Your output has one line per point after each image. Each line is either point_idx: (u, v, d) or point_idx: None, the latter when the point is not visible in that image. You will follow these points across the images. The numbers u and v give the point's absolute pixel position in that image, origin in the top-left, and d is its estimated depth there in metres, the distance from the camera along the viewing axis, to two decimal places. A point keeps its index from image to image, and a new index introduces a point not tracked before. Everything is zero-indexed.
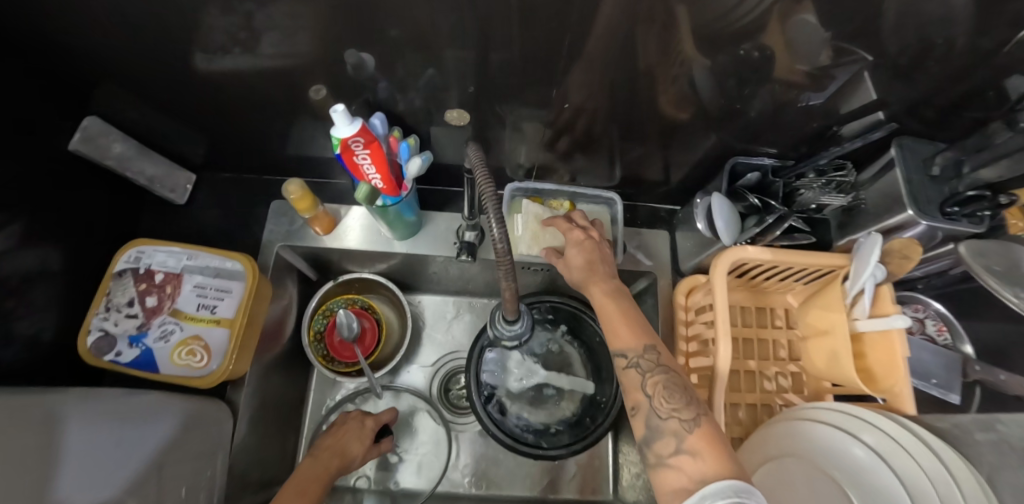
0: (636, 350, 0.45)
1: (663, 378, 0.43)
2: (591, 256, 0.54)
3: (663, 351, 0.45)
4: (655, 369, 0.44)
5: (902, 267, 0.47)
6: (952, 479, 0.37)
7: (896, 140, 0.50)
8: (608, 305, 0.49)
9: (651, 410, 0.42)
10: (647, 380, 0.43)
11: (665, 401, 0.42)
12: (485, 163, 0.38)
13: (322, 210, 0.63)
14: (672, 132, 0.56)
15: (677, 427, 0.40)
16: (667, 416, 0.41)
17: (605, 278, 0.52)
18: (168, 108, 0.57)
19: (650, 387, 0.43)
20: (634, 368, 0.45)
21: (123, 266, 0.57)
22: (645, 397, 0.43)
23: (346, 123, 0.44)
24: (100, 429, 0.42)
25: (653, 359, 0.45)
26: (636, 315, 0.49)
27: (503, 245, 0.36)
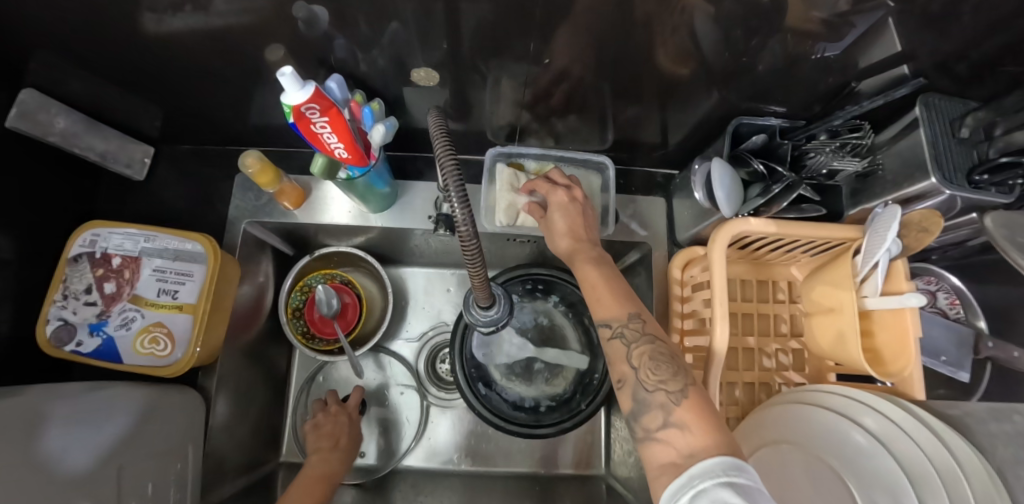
0: (621, 318, 0.41)
1: (651, 348, 0.39)
2: (573, 220, 0.50)
3: (648, 320, 0.42)
4: (641, 339, 0.40)
5: (920, 242, 0.42)
6: (960, 471, 0.34)
7: (921, 98, 0.44)
8: (588, 274, 0.46)
9: (637, 381, 0.38)
10: (633, 351, 0.40)
11: (652, 373, 0.38)
12: (445, 130, 0.34)
13: (287, 183, 0.59)
14: (670, 90, 0.50)
15: (665, 399, 0.36)
16: (654, 388, 0.37)
17: (588, 248, 0.48)
18: (108, 76, 0.51)
19: (637, 358, 0.39)
20: (618, 339, 0.41)
21: (78, 250, 0.53)
22: (631, 368, 0.39)
23: (297, 88, 0.38)
24: (60, 435, 0.39)
25: (637, 328, 0.41)
26: (619, 283, 0.45)
27: (467, 226, 0.31)
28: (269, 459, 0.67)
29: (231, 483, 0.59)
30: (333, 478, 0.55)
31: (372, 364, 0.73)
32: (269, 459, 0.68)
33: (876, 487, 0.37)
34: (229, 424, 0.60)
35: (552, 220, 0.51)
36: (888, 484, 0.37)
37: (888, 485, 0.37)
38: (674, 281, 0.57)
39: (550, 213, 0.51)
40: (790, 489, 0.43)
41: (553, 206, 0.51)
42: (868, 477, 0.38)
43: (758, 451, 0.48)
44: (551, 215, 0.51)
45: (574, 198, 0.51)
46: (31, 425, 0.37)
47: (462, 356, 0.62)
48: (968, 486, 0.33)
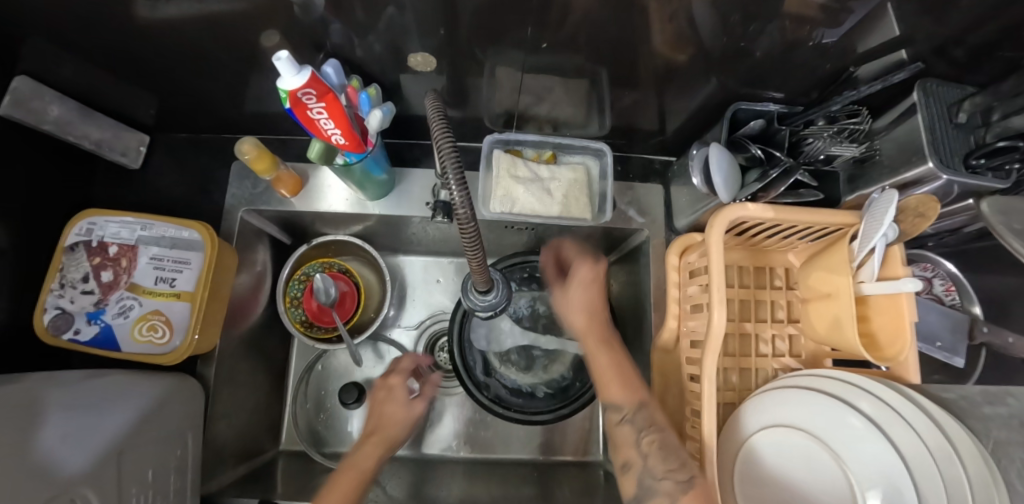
0: (630, 409, 0.46)
1: (658, 438, 0.43)
2: (592, 311, 0.53)
3: (655, 408, 0.46)
4: (648, 429, 0.44)
5: (917, 227, 0.42)
6: (955, 454, 0.36)
7: (919, 84, 0.44)
8: (600, 359, 0.50)
9: (645, 469, 0.42)
10: (642, 438, 0.44)
11: (659, 461, 0.42)
12: (443, 115, 0.33)
13: (285, 170, 0.59)
14: (668, 76, 0.49)
15: (671, 487, 0.40)
16: (661, 476, 0.41)
17: (603, 328, 0.52)
18: (102, 63, 0.50)
19: (645, 446, 0.43)
20: (628, 425, 0.45)
21: (74, 238, 0.53)
22: (638, 455, 0.43)
23: (293, 73, 0.38)
24: (58, 424, 0.38)
25: (646, 418, 0.45)
26: (628, 367, 0.49)
27: (465, 209, 0.31)
28: (267, 447, 0.67)
29: (230, 470, 0.59)
30: (369, 478, 0.49)
31: (371, 353, 0.74)
32: (268, 447, 0.68)
33: (876, 472, 0.38)
34: (228, 413, 0.60)
35: (570, 293, 0.54)
36: (884, 469, 0.38)
37: (884, 471, 0.38)
38: (671, 268, 0.56)
39: (571, 287, 0.54)
40: (788, 472, 0.44)
41: (575, 281, 0.54)
42: (864, 461, 0.39)
43: (750, 440, 0.47)
44: (570, 291, 0.54)
45: (596, 277, 0.55)
46: (28, 416, 0.37)
47: (464, 345, 0.63)
48: (961, 467, 0.35)
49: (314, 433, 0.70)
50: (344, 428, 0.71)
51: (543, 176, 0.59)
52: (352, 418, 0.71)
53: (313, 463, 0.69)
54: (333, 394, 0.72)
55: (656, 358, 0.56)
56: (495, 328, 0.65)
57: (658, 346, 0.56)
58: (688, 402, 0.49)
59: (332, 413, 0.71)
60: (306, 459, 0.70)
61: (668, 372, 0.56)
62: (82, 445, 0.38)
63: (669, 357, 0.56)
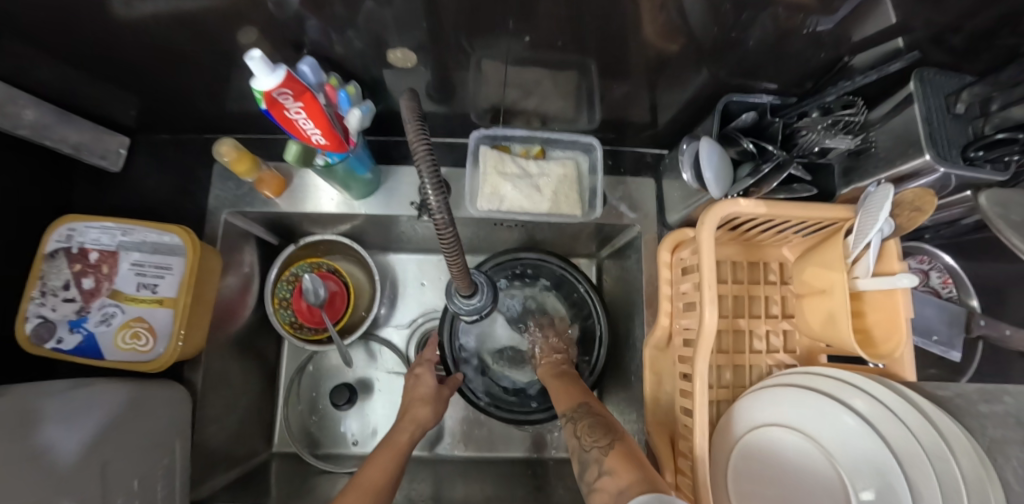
0: (572, 405, 0.46)
1: (591, 421, 0.43)
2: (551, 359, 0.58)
3: (597, 404, 0.46)
4: (585, 415, 0.44)
5: (913, 221, 0.41)
6: (948, 451, 0.35)
7: (916, 73, 0.43)
8: (556, 384, 0.52)
9: (580, 448, 0.40)
10: (577, 425, 0.43)
11: (589, 437, 0.41)
12: (418, 115, 0.32)
13: (267, 171, 0.58)
14: (659, 67, 0.48)
15: (598, 454, 0.38)
16: (591, 447, 0.39)
17: (555, 366, 0.57)
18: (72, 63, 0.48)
19: (580, 430, 0.42)
20: (570, 421, 0.45)
21: (54, 245, 0.51)
22: (575, 441, 0.42)
23: (267, 73, 0.36)
24: (54, 433, 0.39)
25: (586, 409, 0.45)
26: (579, 386, 0.51)
27: (443, 216, 0.31)
28: (260, 449, 0.67)
29: (222, 474, 0.58)
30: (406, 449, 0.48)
31: (363, 352, 0.74)
32: (261, 449, 0.68)
33: (869, 469, 0.38)
34: (218, 417, 0.59)
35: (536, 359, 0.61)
36: (877, 465, 0.37)
37: (876, 466, 0.37)
38: (663, 264, 0.54)
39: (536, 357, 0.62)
40: (781, 471, 0.43)
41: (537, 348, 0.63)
42: (858, 458, 0.39)
43: (744, 439, 0.46)
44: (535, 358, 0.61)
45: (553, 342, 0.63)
46: (24, 423, 0.37)
47: (454, 347, 0.63)
48: (955, 465, 0.34)
49: (308, 434, 0.70)
50: (337, 428, 0.70)
51: (532, 172, 0.58)
52: (345, 419, 0.71)
53: (307, 465, 0.69)
54: (324, 395, 0.71)
55: (650, 355, 0.55)
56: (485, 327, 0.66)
57: (651, 343, 0.55)
58: (679, 400, 0.49)
59: (324, 415, 0.71)
60: (299, 461, 0.70)
61: (660, 369, 0.55)
62: (58, 457, 0.37)
63: (662, 354, 0.55)
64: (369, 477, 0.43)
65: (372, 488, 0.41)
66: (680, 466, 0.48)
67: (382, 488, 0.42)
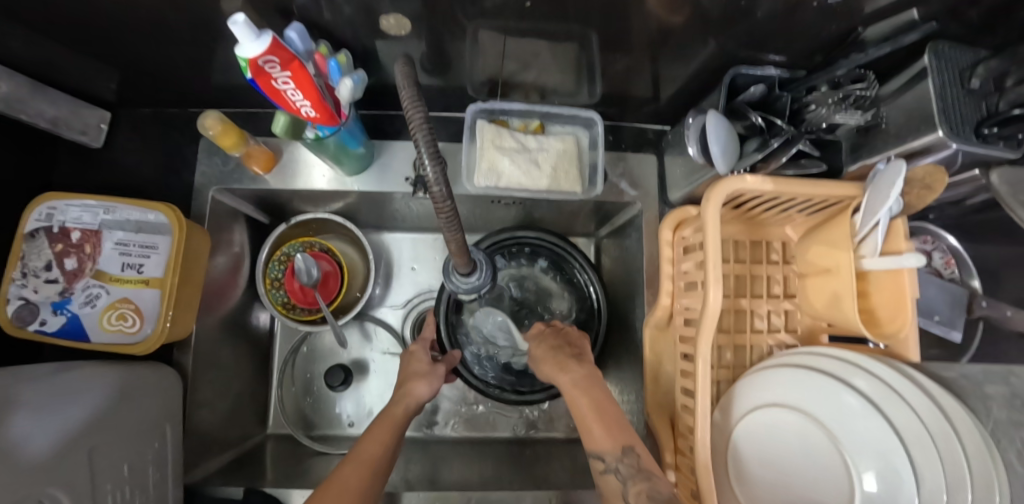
0: (613, 452, 0.36)
1: (648, 486, 0.33)
2: (562, 356, 0.48)
3: (645, 450, 0.36)
4: (637, 476, 0.34)
5: (922, 199, 0.40)
6: (953, 433, 0.35)
7: (930, 46, 0.41)
8: (579, 402, 0.42)
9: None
10: (630, 490, 0.34)
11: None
12: (413, 81, 0.30)
13: (255, 145, 0.55)
14: (662, 39, 0.46)
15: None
16: None
17: (570, 364, 0.46)
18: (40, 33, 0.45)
19: (634, 497, 0.34)
20: (613, 474, 0.36)
21: (34, 225, 0.49)
22: None
23: (252, 39, 0.34)
24: (27, 418, 0.36)
25: (634, 463, 0.35)
26: (612, 408, 0.40)
27: (441, 188, 0.29)
28: (254, 432, 0.67)
29: (216, 457, 0.58)
30: (403, 424, 0.48)
31: (358, 333, 0.72)
32: (255, 432, 0.67)
33: (871, 448, 0.37)
34: (209, 401, 0.58)
35: (535, 350, 0.52)
36: (881, 449, 0.37)
37: (880, 449, 0.37)
38: (664, 242, 0.53)
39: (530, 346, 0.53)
40: (783, 452, 0.42)
41: (532, 336, 0.55)
42: (861, 440, 0.38)
43: (745, 419, 0.45)
44: (533, 348, 0.52)
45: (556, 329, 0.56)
46: None
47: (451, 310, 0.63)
48: (960, 446, 0.35)
49: (302, 416, 0.69)
50: (332, 411, 0.70)
51: (531, 147, 0.56)
52: (339, 401, 0.70)
53: (302, 446, 0.68)
54: (319, 377, 0.71)
55: (650, 334, 0.55)
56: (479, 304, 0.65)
57: (651, 323, 0.54)
58: (680, 381, 0.48)
59: (319, 397, 0.70)
60: (295, 442, 0.70)
61: (660, 350, 0.54)
62: (43, 441, 0.36)
63: (662, 334, 0.54)
64: (367, 450, 0.42)
65: (370, 461, 0.41)
66: (679, 446, 0.48)
67: (382, 461, 0.42)
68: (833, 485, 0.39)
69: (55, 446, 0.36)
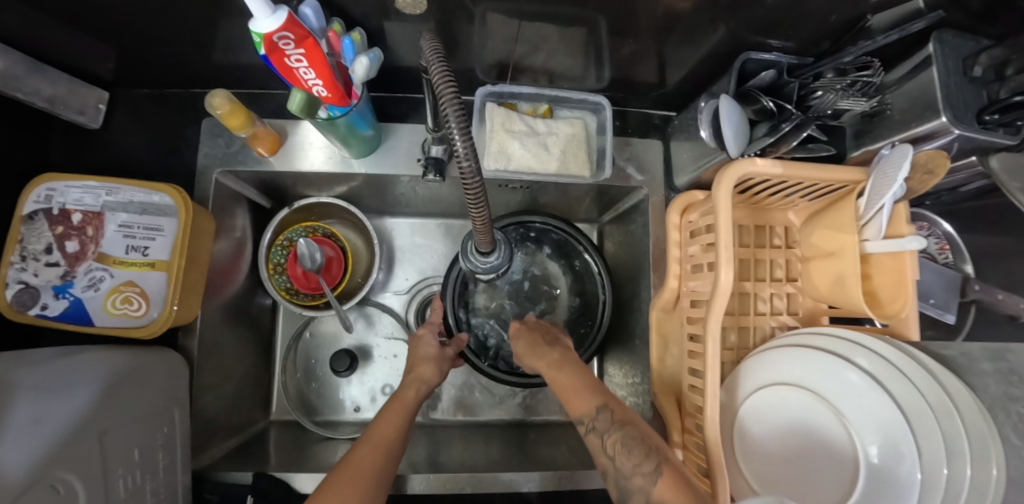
0: (590, 412, 0.40)
1: (622, 433, 0.38)
2: (535, 339, 0.52)
3: (619, 405, 0.41)
4: (612, 427, 0.39)
5: (925, 184, 0.42)
6: (952, 407, 0.36)
7: (935, 35, 0.42)
8: (557, 379, 0.46)
9: (616, 471, 0.36)
10: (606, 442, 0.38)
11: (626, 458, 0.36)
12: (441, 59, 0.30)
13: (261, 127, 0.55)
14: (673, 23, 0.46)
15: (642, 482, 0.34)
16: (631, 474, 0.35)
17: (544, 344, 0.51)
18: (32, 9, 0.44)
19: (612, 447, 0.38)
20: (593, 433, 0.40)
21: (33, 206, 0.48)
22: (608, 460, 0.38)
23: (267, 15, 0.34)
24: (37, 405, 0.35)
25: (608, 418, 0.39)
26: (587, 378, 0.45)
27: (470, 162, 0.29)
28: (258, 418, 0.66)
29: (221, 442, 0.58)
30: (414, 406, 0.47)
31: (360, 318, 0.72)
32: (258, 417, 0.67)
33: (874, 422, 0.39)
34: (214, 386, 0.58)
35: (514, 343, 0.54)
36: (883, 424, 0.39)
37: (882, 423, 0.39)
38: (672, 227, 0.54)
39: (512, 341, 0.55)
40: (788, 429, 0.43)
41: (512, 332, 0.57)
42: (864, 414, 0.40)
43: (749, 400, 0.46)
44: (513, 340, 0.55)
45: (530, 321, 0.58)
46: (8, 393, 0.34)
47: (456, 292, 0.62)
48: (960, 421, 0.36)
49: (305, 402, 0.69)
50: (336, 396, 0.70)
51: (540, 130, 0.56)
52: (342, 387, 0.70)
53: (306, 431, 0.68)
54: (322, 363, 0.70)
55: (656, 317, 0.55)
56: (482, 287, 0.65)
57: (657, 306, 0.55)
58: (687, 362, 0.49)
59: (323, 381, 0.70)
60: (299, 427, 0.70)
61: (667, 332, 0.55)
62: (53, 425, 0.35)
63: (669, 316, 0.55)
64: (379, 431, 0.42)
65: (382, 442, 0.41)
66: (686, 425, 0.49)
67: (396, 442, 0.42)
68: (836, 456, 0.41)
69: (66, 431, 0.35)
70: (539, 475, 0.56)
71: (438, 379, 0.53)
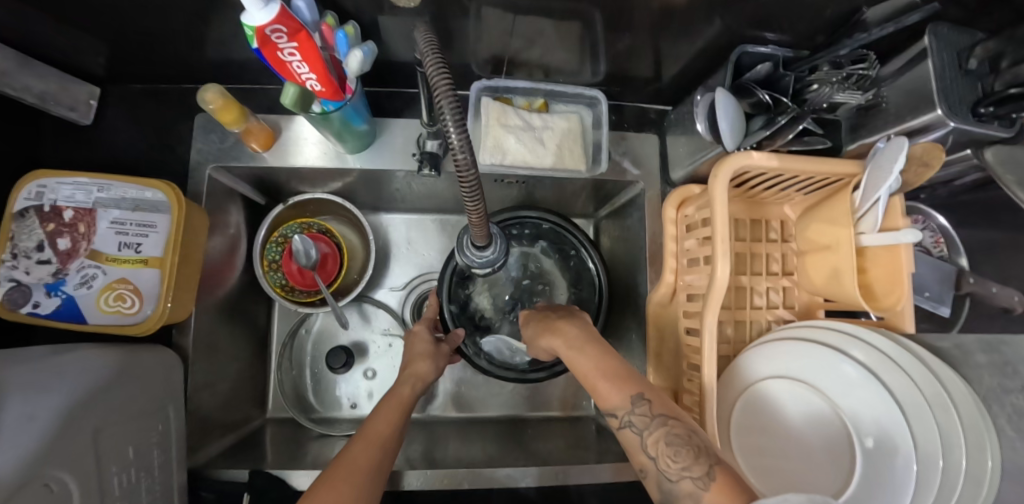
0: (624, 406, 0.37)
1: (664, 432, 0.35)
2: (547, 324, 0.50)
3: (656, 395, 0.38)
4: (652, 424, 0.36)
5: (921, 176, 0.42)
6: (947, 398, 0.37)
7: (931, 27, 0.42)
8: (580, 363, 0.43)
9: (659, 472, 0.34)
10: (647, 440, 0.35)
11: (671, 459, 0.33)
12: (434, 51, 0.30)
13: (255, 122, 0.54)
14: (669, 17, 0.46)
15: (693, 488, 0.31)
16: (678, 476, 0.32)
17: (564, 327, 0.47)
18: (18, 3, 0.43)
19: (653, 446, 0.35)
20: (629, 427, 0.37)
21: (23, 203, 0.47)
22: (649, 460, 0.35)
23: (259, 7, 0.33)
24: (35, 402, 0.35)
25: (647, 412, 0.36)
26: (613, 362, 0.41)
27: (465, 155, 0.29)
28: (254, 415, 0.66)
29: (217, 440, 0.57)
30: (410, 403, 0.47)
31: (357, 315, 0.72)
32: (255, 415, 0.67)
33: (870, 413, 0.40)
34: (209, 384, 0.58)
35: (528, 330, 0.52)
36: (880, 417, 0.39)
37: (879, 417, 0.39)
38: (668, 221, 0.54)
39: (527, 327, 0.53)
40: (784, 421, 0.44)
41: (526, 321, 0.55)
42: (860, 406, 0.40)
43: (746, 393, 0.45)
44: (528, 326, 0.53)
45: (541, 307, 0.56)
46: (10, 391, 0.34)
47: (452, 285, 0.62)
48: (956, 414, 0.36)
49: (300, 399, 0.68)
50: (332, 393, 0.69)
51: (536, 125, 0.56)
52: (339, 383, 0.70)
53: (303, 428, 0.68)
54: (319, 359, 0.70)
55: (653, 311, 0.56)
56: (478, 282, 0.65)
57: (654, 300, 0.55)
58: (684, 356, 0.49)
59: (319, 378, 0.69)
60: (295, 425, 0.69)
61: (664, 326, 0.55)
62: (48, 421, 0.34)
63: (665, 310, 0.55)
64: (375, 428, 0.42)
65: (377, 440, 0.41)
66: None
67: (390, 438, 0.41)
68: (832, 448, 0.41)
69: (61, 427, 0.35)
70: (537, 470, 0.56)
71: (433, 374, 0.53)
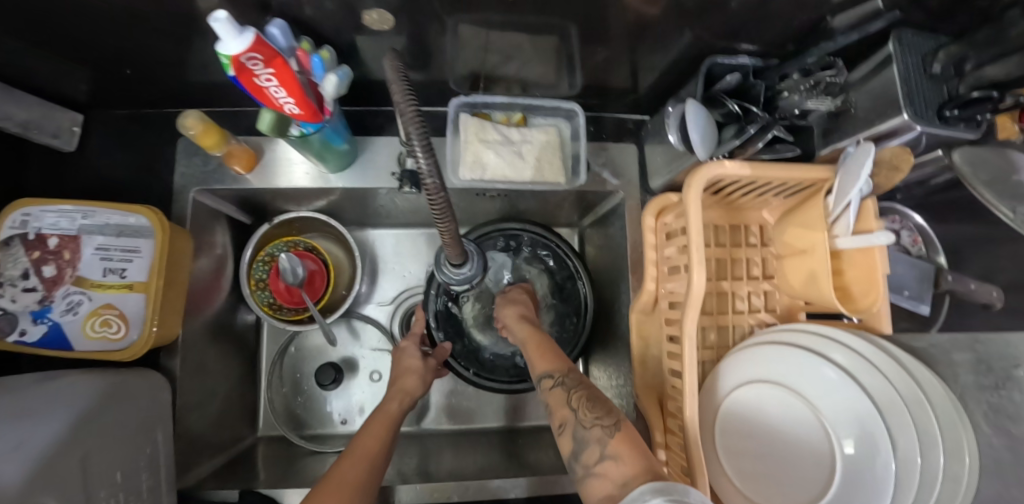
0: (560, 369, 0.45)
1: (586, 392, 0.42)
2: (521, 309, 0.57)
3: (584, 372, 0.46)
4: (577, 385, 0.43)
5: (891, 180, 0.43)
6: (923, 397, 0.38)
7: (896, 33, 0.43)
8: (532, 339, 0.52)
9: (576, 422, 0.40)
10: (572, 396, 0.42)
11: (588, 412, 0.40)
12: (403, 77, 0.31)
13: (235, 144, 0.55)
14: (641, 29, 0.46)
15: (600, 434, 0.37)
16: (591, 425, 0.38)
17: (529, 314, 0.57)
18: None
19: (575, 402, 0.41)
20: (559, 388, 0.44)
21: (9, 232, 0.48)
22: (569, 412, 0.41)
23: (233, 36, 0.34)
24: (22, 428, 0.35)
25: (576, 377, 0.44)
26: (554, 345, 0.51)
27: (434, 179, 0.29)
28: (244, 434, 0.66)
29: (208, 460, 0.57)
30: (397, 418, 0.48)
31: (345, 330, 0.72)
32: (245, 434, 0.67)
33: (851, 416, 0.40)
34: (198, 404, 0.58)
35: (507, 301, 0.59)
36: (858, 418, 0.40)
37: (857, 417, 0.40)
38: (648, 229, 0.55)
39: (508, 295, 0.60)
40: (768, 425, 0.44)
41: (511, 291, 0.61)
42: (839, 410, 0.41)
43: (730, 397, 0.46)
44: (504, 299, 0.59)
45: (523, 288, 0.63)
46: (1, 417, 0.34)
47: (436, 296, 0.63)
48: (931, 411, 0.37)
49: (291, 417, 0.68)
50: (323, 409, 0.69)
51: (515, 139, 0.57)
52: (329, 400, 0.70)
53: (294, 446, 0.68)
54: (308, 376, 0.70)
55: (636, 319, 0.56)
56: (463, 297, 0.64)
57: (637, 308, 0.56)
58: (666, 363, 0.49)
59: (310, 395, 0.70)
60: (287, 443, 0.69)
61: (647, 333, 0.56)
62: (31, 446, 0.34)
63: (648, 318, 0.56)
64: (362, 445, 0.42)
65: (366, 454, 0.41)
66: (669, 425, 0.49)
67: (380, 457, 0.42)
68: (816, 451, 0.42)
69: (46, 450, 0.35)
70: (526, 480, 0.56)
71: (420, 391, 0.53)
